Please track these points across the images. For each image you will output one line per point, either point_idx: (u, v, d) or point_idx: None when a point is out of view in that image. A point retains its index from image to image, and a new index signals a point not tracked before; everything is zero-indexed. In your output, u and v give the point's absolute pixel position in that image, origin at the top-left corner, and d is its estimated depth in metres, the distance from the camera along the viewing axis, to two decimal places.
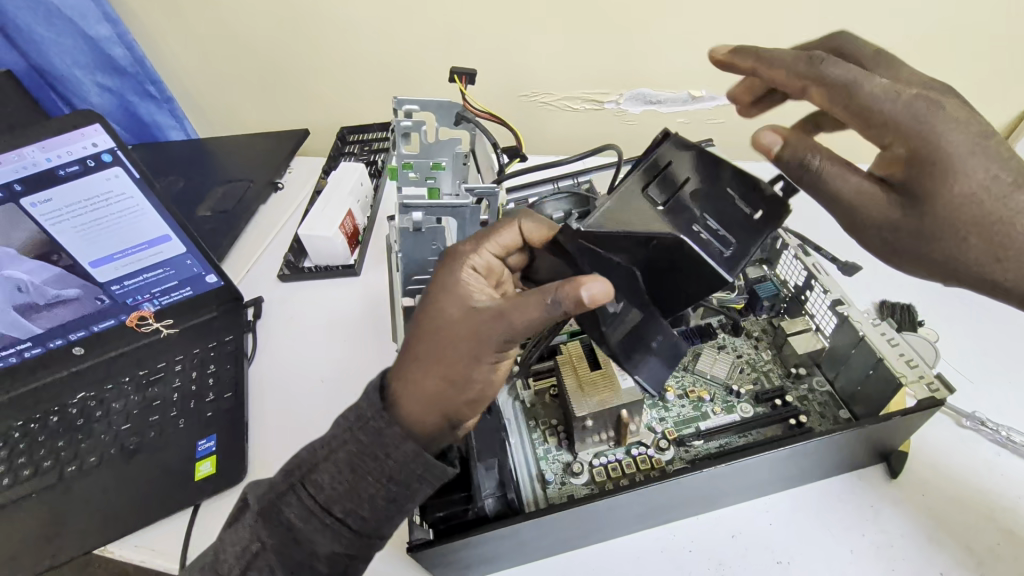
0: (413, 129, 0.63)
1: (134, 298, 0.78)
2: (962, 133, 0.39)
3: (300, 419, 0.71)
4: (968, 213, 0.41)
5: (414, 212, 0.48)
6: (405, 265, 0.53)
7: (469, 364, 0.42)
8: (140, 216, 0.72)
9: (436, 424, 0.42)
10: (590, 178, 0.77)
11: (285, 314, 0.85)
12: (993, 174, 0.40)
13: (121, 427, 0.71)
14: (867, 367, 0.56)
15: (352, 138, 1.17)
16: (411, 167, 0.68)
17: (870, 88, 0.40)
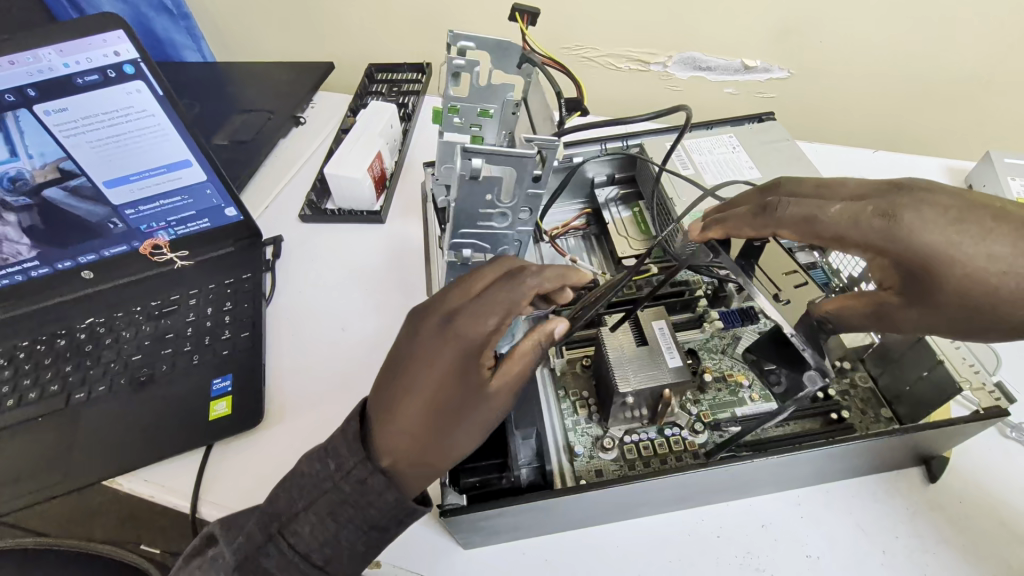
0: (465, 69, 0.58)
1: (148, 225, 0.74)
2: (935, 231, 0.39)
3: (318, 366, 0.69)
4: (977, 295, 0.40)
5: (474, 158, 0.44)
6: (455, 214, 0.49)
7: (447, 430, 0.40)
8: (161, 138, 0.68)
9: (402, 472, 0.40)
10: (641, 142, 0.73)
11: (305, 256, 0.81)
12: (986, 251, 0.38)
13: (132, 357, 0.69)
14: (922, 368, 0.54)
15: (380, 77, 1.09)
16: (457, 111, 0.63)
17: (829, 216, 0.43)
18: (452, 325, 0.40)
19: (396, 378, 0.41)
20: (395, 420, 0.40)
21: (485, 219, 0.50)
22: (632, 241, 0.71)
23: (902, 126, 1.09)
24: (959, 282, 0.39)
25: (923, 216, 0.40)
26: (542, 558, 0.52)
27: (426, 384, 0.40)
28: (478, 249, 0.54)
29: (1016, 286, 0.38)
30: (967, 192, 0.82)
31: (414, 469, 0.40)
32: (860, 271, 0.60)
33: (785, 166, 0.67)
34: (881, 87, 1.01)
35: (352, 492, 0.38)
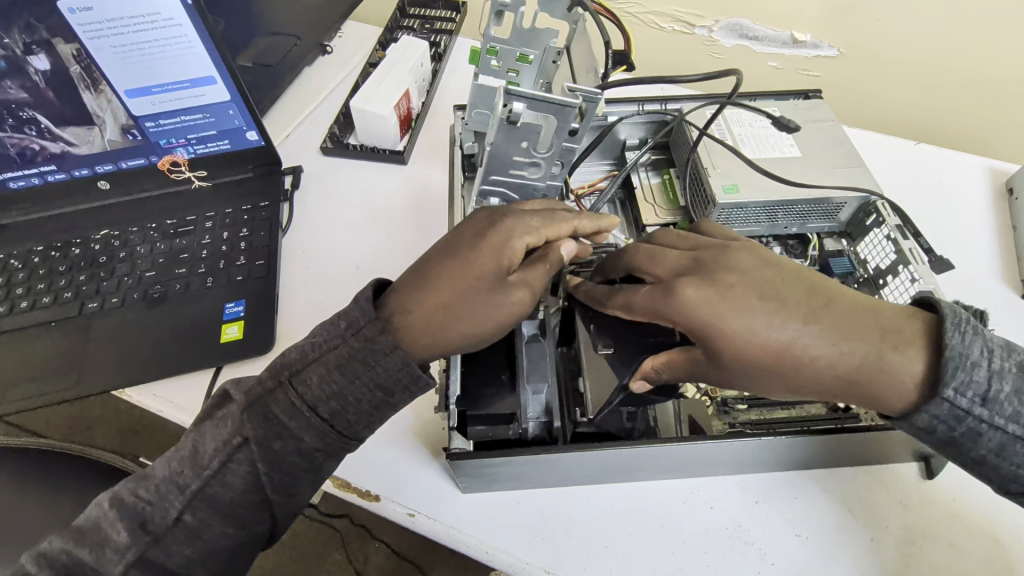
0: (509, 9, 0.56)
1: (168, 141, 0.73)
2: (704, 303, 0.42)
3: (331, 302, 0.69)
4: (753, 357, 0.42)
5: (516, 102, 0.42)
6: (488, 160, 0.47)
7: (465, 306, 0.43)
8: (185, 49, 0.65)
9: (416, 334, 0.43)
10: (679, 108, 0.70)
11: (324, 190, 0.80)
12: (748, 323, 0.42)
13: (145, 273, 0.68)
14: None
15: (412, 12, 1.05)
16: (495, 54, 0.60)
17: (637, 295, 0.46)
18: (505, 224, 0.44)
19: (428, 255, 0.46)
20: (418, 282, 0.44)
21: (518, 167, 0.49)
22: (657, 208, 0.70)
23: (949, 123, 1.04)
24: (731, 350, 0.42)
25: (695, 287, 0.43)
26: (538, 510, 0.54)
27: (455, 253, 0.44)
28: (506, 198, 0.52)
29: (778, 355, 0.42)
30: (1006, 195, 0.79)
31: (425, 330, 0.43)
32: (889, 262, 0.60)
33: (826, 147, 0.65)
34: (933, 76, 0.96)
35: (367, 346, 0.42)
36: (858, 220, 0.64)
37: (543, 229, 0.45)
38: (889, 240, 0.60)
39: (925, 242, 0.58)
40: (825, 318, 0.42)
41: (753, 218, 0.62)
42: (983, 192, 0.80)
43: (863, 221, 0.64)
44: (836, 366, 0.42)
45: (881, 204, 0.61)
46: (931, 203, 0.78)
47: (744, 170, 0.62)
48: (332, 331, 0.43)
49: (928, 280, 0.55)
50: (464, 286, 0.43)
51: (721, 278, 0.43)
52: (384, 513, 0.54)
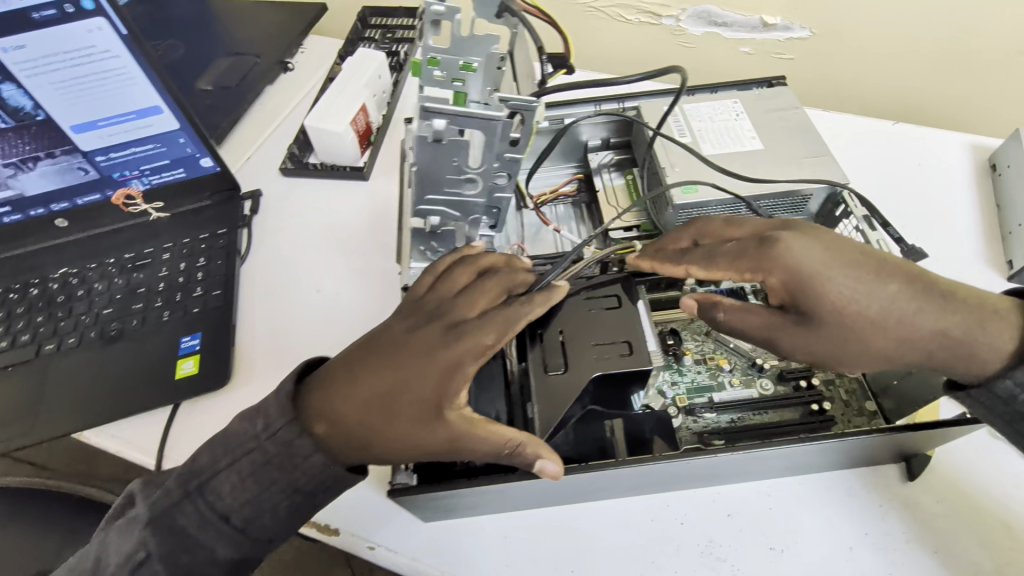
0: (445, 17, 0.54)
1: (121, 174, 0.71)
2: (817, 260, 0.42)
3: (292, 329, 0.67)
4: (850, 311, 0.42)
5: (435, 120, 0.43)
6: (418, 178, 0.48)
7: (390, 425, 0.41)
8: (126, 80, 0.64)
9: (337, 441, 0.41)
10: (637, 105, 0.68)
11: (284, 214, 0.78)
12: (857, 284, 0.42)
13: (102, 310, 0.68)
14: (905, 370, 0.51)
15: (373, 22, 1.03)
16: (437, 64, 0.58)
17: (725, 249, 0.46)
18: (453, 344, 0.41)
19: (367, 347, 0.43)
20: (348, 383, 0.41)
21: (452, 184, 0.50)
22: (621, 211, 0.67)
23: (934, 100, 1.00)
24: (834, 304, 0.42)
25: (828, 254, 0.42)
26: (504, 534, 0.52)
27: (394, 360, 0.42)
28: (448, 217, 0.53)
29: (872, 307, 0.41)
30: (990, 172, 0.76)
31: (346, 439, 0.41)
32: None
33: (791, 137, 0.63)
34: (912, 52, 0.93)
35: (287, 448, 0.40)
36: (827, 211, 0.61)
37: (492, 344, 0.42)
38: (858, 232, 0.57)
39: (895, 231, 0.56)
40: (962, 304, 0.43)
41: (712, 217, 0.60)
42: (965, 170, 0.77)
43: (833, 211, 0.61)
44: (909, 332, 0.42)
45: (848, 194, 0.58)
46: (911, 185, 0.75)
47: (701, 168, 0.60)
48: (247, 434, 0.42)
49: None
50: (394, 404, 0.41)
51: (833, 242, 0.43)
52: (346, 547, 0.52)
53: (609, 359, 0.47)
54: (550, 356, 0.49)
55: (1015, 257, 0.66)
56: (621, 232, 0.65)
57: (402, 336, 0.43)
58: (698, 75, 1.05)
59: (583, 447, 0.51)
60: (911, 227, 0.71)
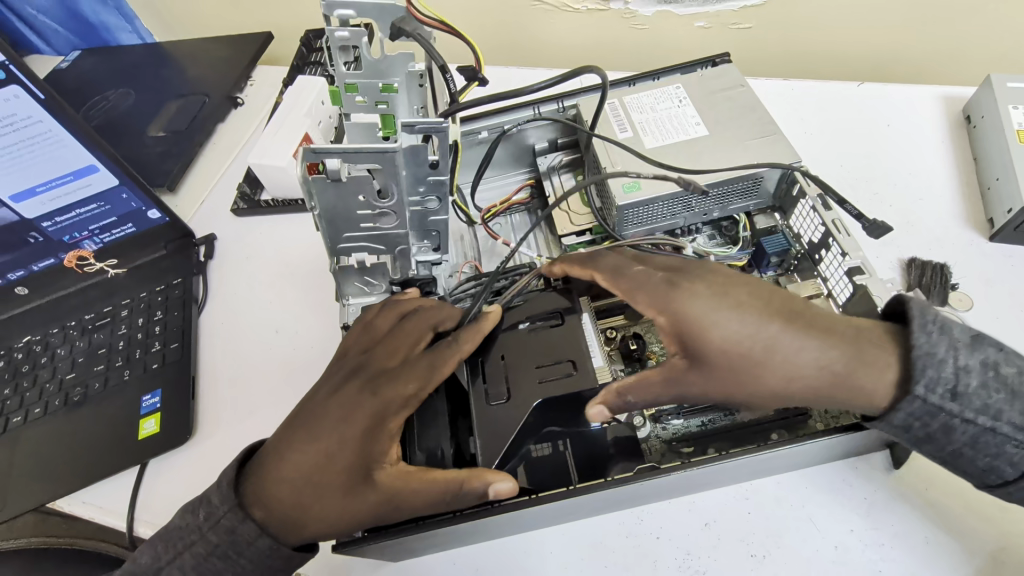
0: (352, 42, 0.52)
1: (71, 236, 0.71)
2: (701, 301, 0.43)
3: (253, 374, 0.66)
4: (731, 353, 0.42)
5: (329, 159, 0.42)
6: (327, 218, 0.47)
7: (326, 498, 0.42)
8: (56, 143, 0.63)
9: (277, 524, 0.42)
10: (577, 103, 0.65)
11: (240, 255, 0.77)
12: (739, 328, 0.42)
13: (65, 376, 0.67)
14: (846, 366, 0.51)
15: (319, 45, 1.01)
16: (356, 90, 0.57)
17: (629, 272, 0.47)
18: (374, 401, 0.43)
19: (294, 420, 0.45)
20: (278, 465, 0.42)
21: (367, 220, 0.48)
22: (573, 214, 0.64)
23: (906, 52, 0.95)
24: (715, 347, 0.42)
25: (701, 306, 0.42)
26: (474, 567, 0.50)
27: (320, 428, 0.43)
28: (373, 252, 0.52)
29: (756, 348, 0.42)
30: (965, 124, 0.72)
31: (286, 518, 0.42)
32: (820, 236, 0.54)
33: (735, 121, 0.60)
34: (873, 6, 0.88)
35: (244, 534, 0.41)
36: (783, 191, 0.59)
37: (411, 398, 0.44)
38: (813, 212, 0.54)
39: (853, 207, 0.54)
40: (842, 337, 0.42)
41: (662, 212, 0.58)
42: (938, 124, 0.73)
43: (789, 191, 0.58)
44: (793, 375, 0.42)
45: (802, 173, 0.56)
46: (882, 148, 0.71)
47: (640, 164, 0.58)
48: (183, 520, 0.43)
49: (854, 253, 0.51)
50: (324, 476, 0.42)
51: (705, 291, 0.43)
52: None
53: (551, 383, 0.47)
54: (493, 383, 0.48)
55: (995, 213, 0.63)
56: (574, 236, 0.63)
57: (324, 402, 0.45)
58: (657, 55, 1.01)
59: (539, 473, 0.49)
60: (880, 195, 0.67)
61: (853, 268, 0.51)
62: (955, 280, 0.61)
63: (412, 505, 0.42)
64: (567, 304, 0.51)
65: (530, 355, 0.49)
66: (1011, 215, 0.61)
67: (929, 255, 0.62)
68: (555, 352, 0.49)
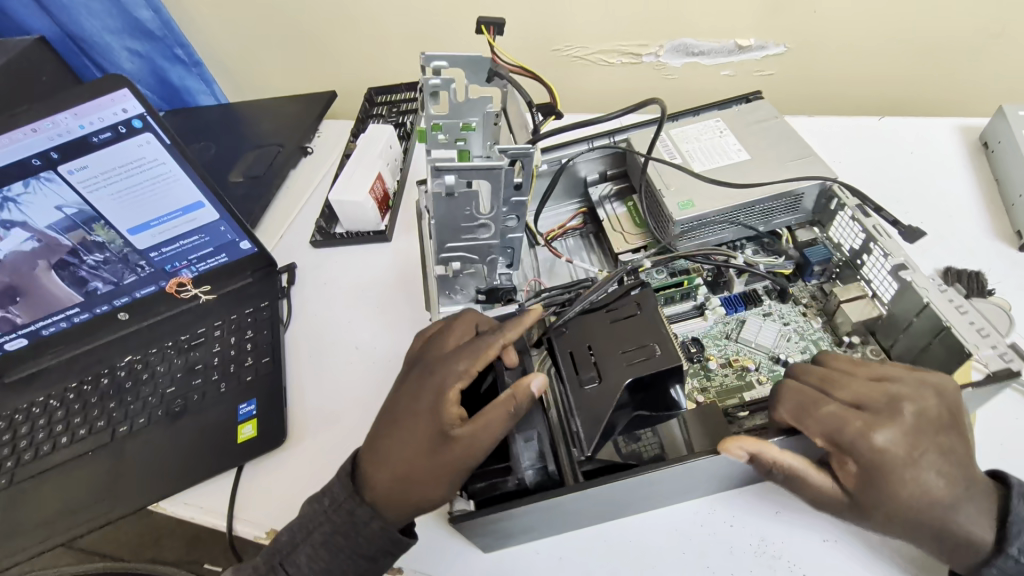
0: (442, 87, 0.60)
1: (172, 265, 0.79)
2: (904, 439, 0.46)
3: (339, 384, 0.73)
4: (901, 493, 0.46)
5: (447, 176, 0.50)
6: (440, 230, 0.56)
7: (411, 460, 0.50)
8: (173, 183, 0.72)
9: (383, 495, 0.51)
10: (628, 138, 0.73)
11: (319, 282, 0.85)
12: (920, 478, 0.46)
13: (166, 390, 0.73)
14: (931, 334, 0.53)
15: (380, 100, 1.13)
16: (440, 129, 0.65)
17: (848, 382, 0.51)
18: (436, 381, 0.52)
19: (384, 415, 0.54)
20: (373, 452, 0.52)
21: (466, 232, 0.56)
22: (626, 235, 0.71)
23: (919, 92, 1.03)
24: (892, 480, 0.46)
25: (897, 439, 0.46)
26: (558, 557, 0.54)
27: (400, 409, 0.53)
28: (467, 261, 0.59)
29: (926, 495, 0.46)
30: (984, 151, 0.79)
31: (386, 487, 0.50)
32: (861, 243, 0.60)
33: (774, 148, 0.68)
34: (884, 51, 0.97)
35: (342, 522, 0.50)
36: (824, 205, 0.65)
37: (460, 371, 0.52)
38: (853, 221, 0.60)
39: (889, 216, 0.60)
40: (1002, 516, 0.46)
41: (712, 228, 0.65)
42: (959, 151, 0.80)
43: (829, 206, 0.64)
44: (924, 493, 0.46)
45: (839, 187, 0.63)
46: (905, 173, 0.78)
47: (695, 184, 0.65)
48: (318, 509, 0.51)
49: (897, 253, 0.56)
50: (409, 450, 0.50)
51: (906, 423, 0.47)
52: None
53: (637, 365, 0.51)
54: (585, 371, 0.53)
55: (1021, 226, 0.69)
56: (629, 253, 0.70)
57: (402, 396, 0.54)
58: (685, 101, 1.11)
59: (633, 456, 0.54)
60: (910, 214, 0.73)
61: (897, 266, 0.55)
62: (991, 286, 0.65)
63: (480, 442, 0.48)
64: (642, 295, 0.56)
65: (616, 349, 0.53)
66: None
67: (964, 265, 0.68)
68: (638, 338, 0.53)
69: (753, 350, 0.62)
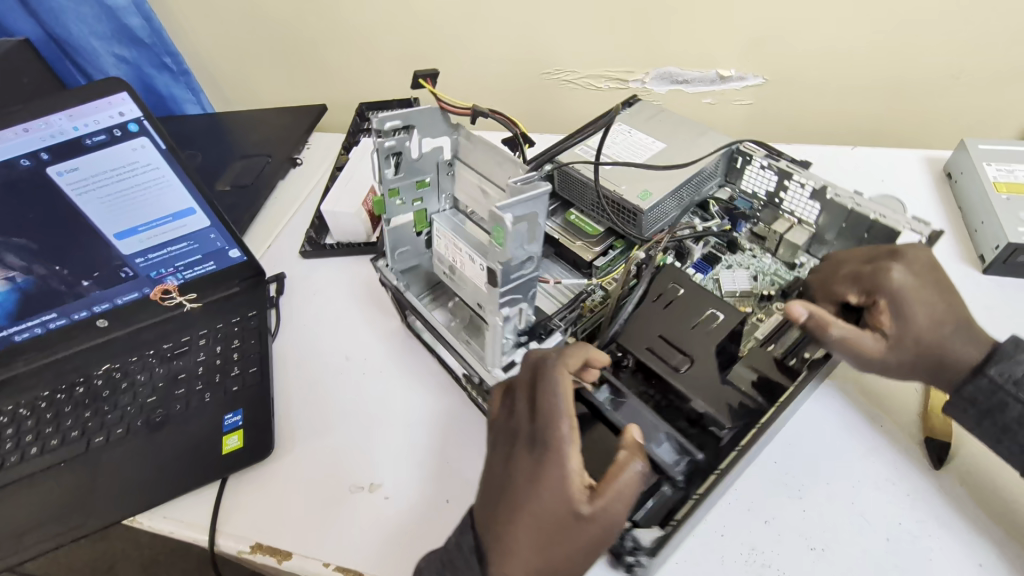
0: (397, 147, 0.57)
1: (158, 272, 0.77)
2: (914, 279, 0.56)
3: (327, 394, 0.72)
4: (916, 324, 0.55)
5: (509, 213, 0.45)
6: (503, 274, 0.50)
7: (545, 545, 0.45)
8: (165, 189, 0.71)
9: None
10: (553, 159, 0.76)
11: (307, 292, 0.85)
12: (929, 307, 0.56)
13: (146, 399, 0.71)
14: (861, 232, 0.65)
15: (370, 114, 1.14)
16: (398, 193, 0.61)
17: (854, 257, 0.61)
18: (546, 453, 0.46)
19: (492, 497, 0.49)
20: (497, 545, 0.46)
21: (517, 272, 0.51)
22: (585, 244, 0.72)
23: (887, 126, 1.10)
24: (912, 314, 0.56)
25: (908, 279, 0.56)
26: None
27: (512, 490, 0.47)
28: (514, 304, 0.54)
29: (932, 326, 0.56)
30: (947, 180, 0.84)
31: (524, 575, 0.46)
32: (775, 183, 0.72)
33: None
34: (853, 87, 1.04)
35: None
36: (730, 166, 0.76)
37: (569, 444, 0.46)
38: (764, 169, 0.72)
39: (785, 155, 0.73)
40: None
41: (669, 207, 0.71)
42: (925, 180, 0.85)
43: (736, 165, 0.76)
44: (932, 324, 0.56)
45: (742, 147, 0.74)
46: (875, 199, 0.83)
47: (644, 176, 0.72)
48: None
49: (810, 180, 0.68)
50: (540, 538, 0.45)
51: (914, 269, 0.57)
52: None
53: (711, 333, 0.57)
54: (670, 357, 0.56)
55: (983, 251, 0.73)
56: (600, 258, 0.71)
57: (505, 479, 0.48)
58: None
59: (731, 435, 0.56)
60: None
61: (814, 189, 0.67)
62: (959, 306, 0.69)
63: (614, 513, 0.44)
64: (676, 278, 0.62)
65: (680, 323, 0.58)
66: (997, 251, 0.70)
67: None
68: (695, 312, 0.59)
69: (739, 297, 0.68)
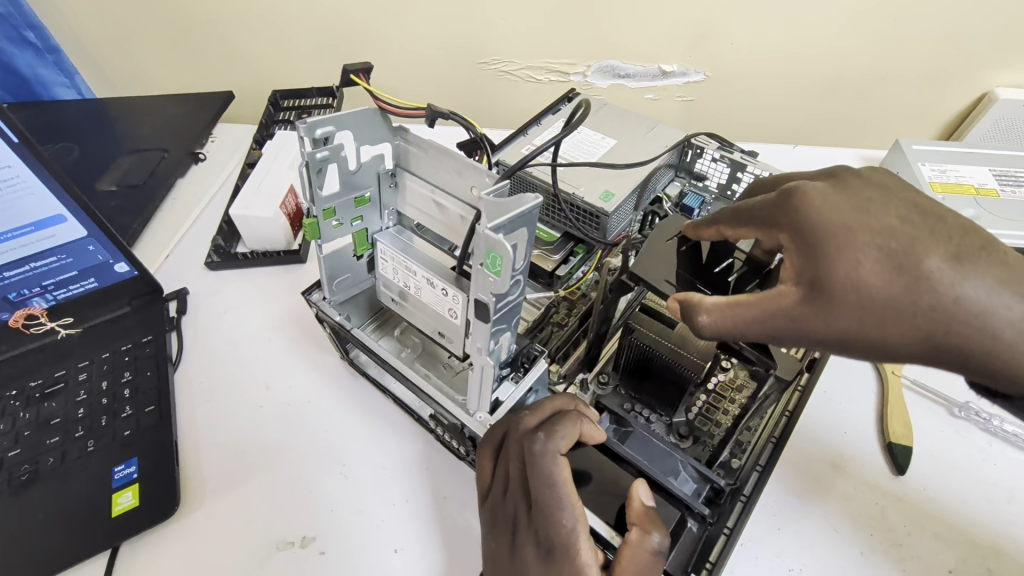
0: (331, 158, 0.47)
1: (20, 293, 0.62)
2: (836, 209, 0.38)
3: (245, 431, 0.61)
4: (877, 283, 0.36)
5: (496, 234, 0.36)
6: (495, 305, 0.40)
7: None
8: (24, 193, 0.56)
9: None
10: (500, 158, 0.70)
11: (215, 312, 0.73)
12: (879, 249, 0.36)
13: (6, 454, 0.57)
14: None
15: (286, 104, 1.02)
16: (333, 212, 0.51)
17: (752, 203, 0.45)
18: (554, 550, 0.42)
19: None
20: None
21: (504, 303, 0.41)
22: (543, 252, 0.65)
23: (818, 126, 1.13)
24: (843, 272, 0.37)
25: (829, 207, 0.38)
26: None
27: None
28: (501, 337, 0.44)
29: (913, 281, 0.36)
30: None
31: None
32: (728, 175, 0.70)
33: None
34: (787, 86, 1.05)
35: None
36: (681, 160, 0.73)
37: (578, 531, 0.42)
38: (717, 161, 0.70)
39: (735, 147, 0.71)
40: (822, 327, 0.37)
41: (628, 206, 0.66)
42: None
43: (685, 158, 0.73)
44: (961, 290, 0.35)
45: (693, 140, 0.71)
46: None
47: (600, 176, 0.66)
48: None
49: (765, 171, 0.66)
50: None
51: (825, 195, 0.39)
52: None
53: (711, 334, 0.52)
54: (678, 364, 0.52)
55: None
56: (561, 266, 0.65)
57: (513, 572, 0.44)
58: None
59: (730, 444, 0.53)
60: None
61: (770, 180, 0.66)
62: None
63: None
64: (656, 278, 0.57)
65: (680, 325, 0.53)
66: None
67: None
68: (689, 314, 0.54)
69: None
